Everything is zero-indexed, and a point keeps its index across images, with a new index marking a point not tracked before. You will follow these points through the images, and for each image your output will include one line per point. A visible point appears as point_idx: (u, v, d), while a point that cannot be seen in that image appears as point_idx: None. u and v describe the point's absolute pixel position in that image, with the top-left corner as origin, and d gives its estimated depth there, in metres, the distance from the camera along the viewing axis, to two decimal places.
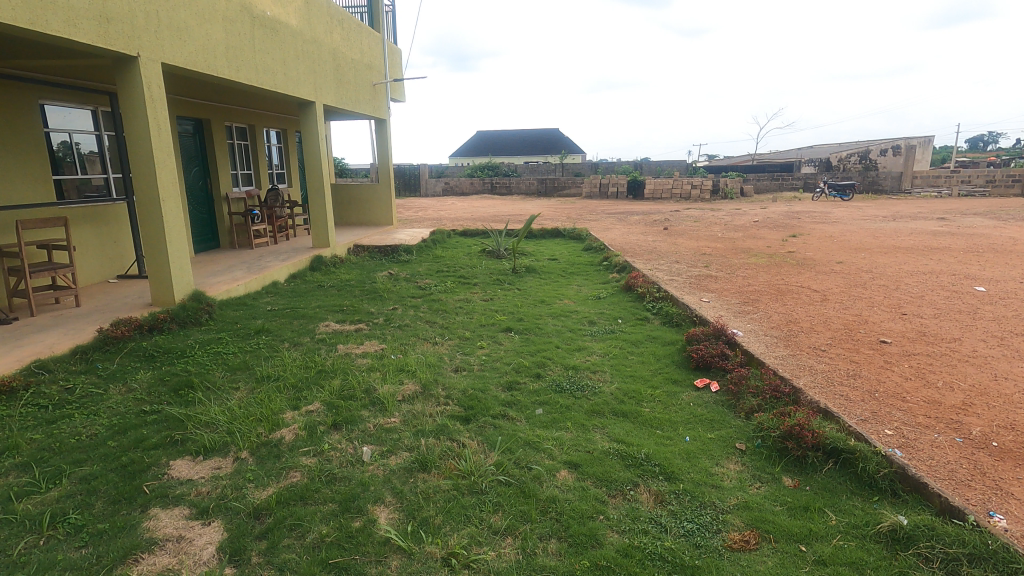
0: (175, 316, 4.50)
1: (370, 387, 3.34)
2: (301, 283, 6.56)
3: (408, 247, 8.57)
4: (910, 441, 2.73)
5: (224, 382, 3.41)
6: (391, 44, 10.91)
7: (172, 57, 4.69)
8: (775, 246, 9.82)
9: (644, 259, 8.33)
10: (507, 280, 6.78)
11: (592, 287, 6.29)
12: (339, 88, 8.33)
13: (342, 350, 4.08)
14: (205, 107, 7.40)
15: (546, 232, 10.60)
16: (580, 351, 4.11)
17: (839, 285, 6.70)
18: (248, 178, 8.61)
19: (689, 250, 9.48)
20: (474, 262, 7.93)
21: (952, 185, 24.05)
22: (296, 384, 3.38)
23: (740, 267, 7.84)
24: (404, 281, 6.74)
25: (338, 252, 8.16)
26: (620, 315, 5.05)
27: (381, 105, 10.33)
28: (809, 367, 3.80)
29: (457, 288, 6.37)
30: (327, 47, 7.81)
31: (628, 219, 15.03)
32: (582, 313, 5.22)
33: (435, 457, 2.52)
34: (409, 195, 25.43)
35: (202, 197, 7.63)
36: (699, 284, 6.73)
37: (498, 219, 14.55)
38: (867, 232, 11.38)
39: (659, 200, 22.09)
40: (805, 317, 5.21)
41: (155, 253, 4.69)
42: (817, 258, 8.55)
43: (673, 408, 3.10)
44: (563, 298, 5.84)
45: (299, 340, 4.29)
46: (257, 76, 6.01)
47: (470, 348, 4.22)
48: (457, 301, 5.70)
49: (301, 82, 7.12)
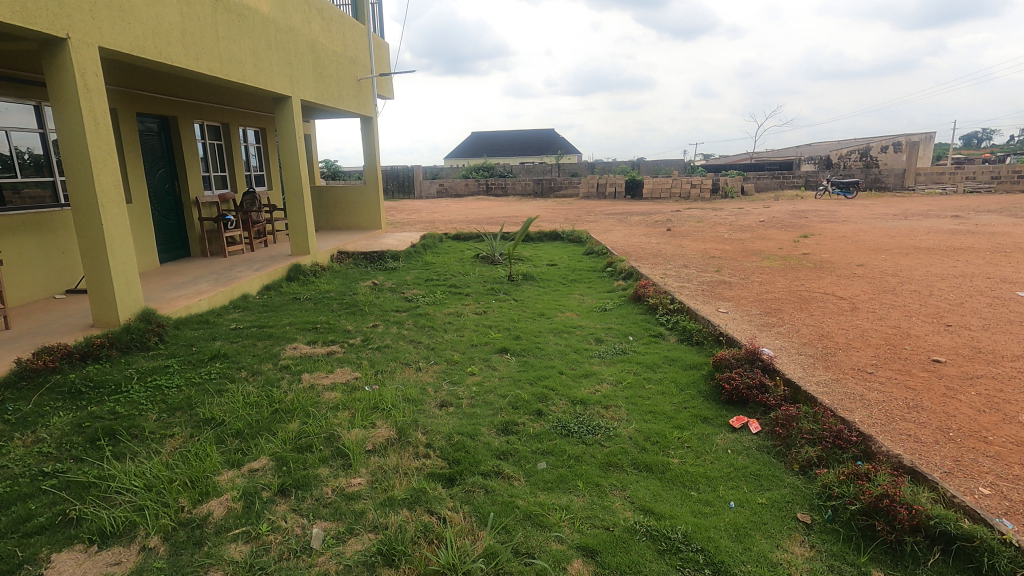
0: (116, 341, 3.88)
1: (333, 433, 2.72)
2: (275, 295, 5.94)
3: (396, 253, 7.96)
4: (1018, 506, 2.13)
5: (156, 428, 2.79)
6: (378, 37, 10.29)
7: (112, 40, 4.06)
8: (787, 248, 9.26)
9: (650, 263, 7.76)
10: (502, 289, 6.18)
11: (596, 297, 5.69)
12: (318, 82, 7.71)
13: (307, 381, 3.46)
14: (171, 103, 6.77)
15: (544, 235, 10.01)
16: (589, 378, 3.50)
17: (866, 291, 6.12)
18: (222, 181, 7.99)
19: (696, 252, 8.91)
20: (467, 269, 7.32)
21: (957, 181, 23.61)
22: (243, 429, 2.75)
23: (755, 272, 7.26)
24: (389, 291, 6.12)
25: (320, 260, 7.54)
26: (631, 331, 4.45)
27: (367, 101, 9.71)
28: (861, 397, 3.19)
29: (447, 299, 5.76)
30: (304, 37, 7.19)
31: (629, 219, 14.47)
32: (587, 328, 4.61)
33: (406, 544, 1.91)
34: (404, 197, 24.86)
35: (169, 202, 7.00)
36: (713, 292, 6.14)
37: (492, 221, 13.96)
38: (882, 231, 10.84)
39: (658, 200, 21.57)
40: (838, 331, 4.62)
41: (95, 267, 4.06)
42: (834, 260, 7.99)
43: (707, 458, 2.50)
44: (565, 310, 5.23)
45: (258, 368, 3.68)
46: (220, 66, 5.40)
47: (458, 376, 3.60)
48: (447, 315, 5.09)
49: (275, 75, 6.51)
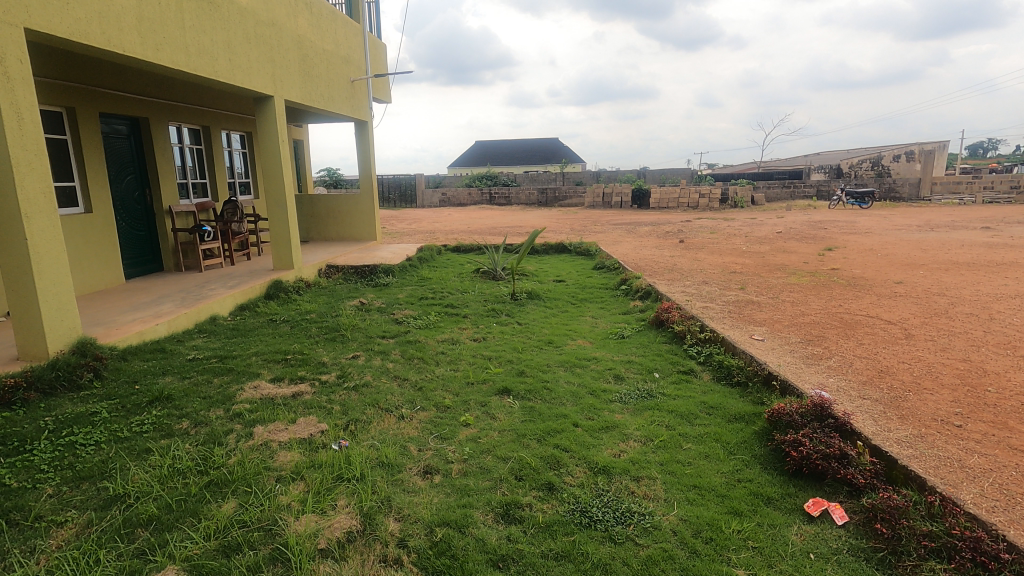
0: (38, 381, 3.23)
1: (276, 522, 2.04)
2: (248, 317, 5.29)
3: (389, 267, 7.30)
4: None
5: (44, 511, 2.11)
6: (374, 37, 9.70)
7: (43, 23, 3.43)
8: (813, 262, 8.57)
9: (666, 279, 7.09)
10: (504, 310, 5.51)
11: (611, 320, 5.02)
12: (306, 82, 7.09)
13: (260, 435, 2.78)
14: (141, 103, 6.18)
15: (550, 248, 9.35)
16: (610, 433, 2.81)
17: (915, 313, 5.41)
18: (201, 188, 7.37)
19: (715, 267, 8.23)
20: (466, 285, 6.66)
21: (975, 192, 22.94)
22: (157, 516, 2.07)
23: (783, 290, 6.57)
24: (377, 312, 5.46)
25: (305, 275, 6.88)
26: (656, 367, 3.76)
27: (362, 104, 9.09)
28: (962, 466, 2.49)
29: (442, 323, 5.10)
30: (289, 32, 6.58)
31: (637, 230, 13.85)
32: (604, 361, 3.93)
33: None
34: (405, 206, 24.33)
35: (138, 211, 6.37)
36: (742, 314, 5.46)
37: (495, 231, 13.32)
38: (911, 243, 10.15)
39: (666, 210, 20.97)
40: (899, 365, 3.93)
41: (18, 289, 3.41)
42: (868, 277, 7.30)
43: (785, 569, 1.81)
44: (576, 337, 4.55)
45: (205, 416, 3.00)
46: (187, 58, 4.78)
47: (448, 428, 2.91)
48: (440, 343, 4.42)
49: (255, 72, 5.90)
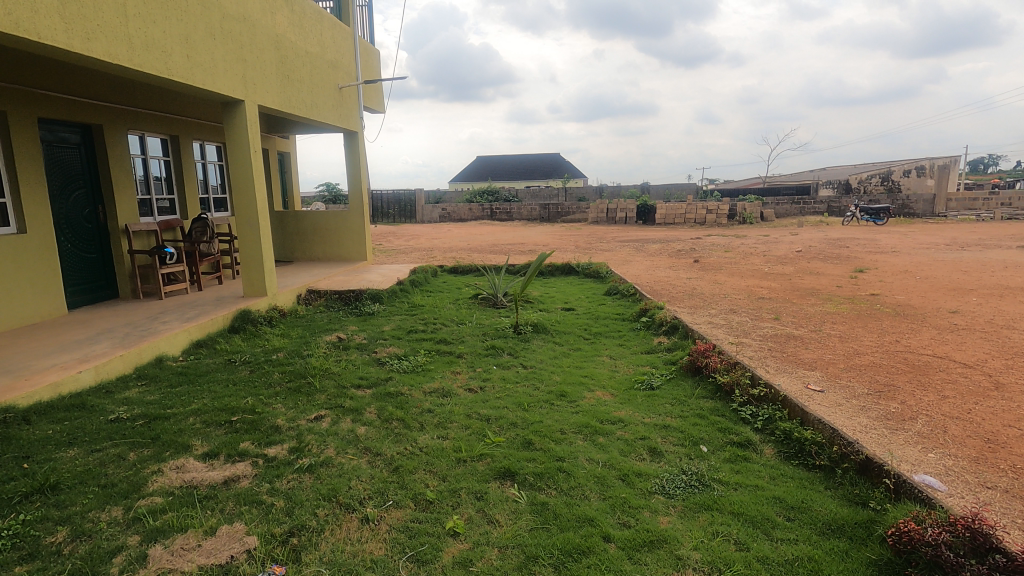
0: None
1: None
2: (204, 357, 4.47)
3: (376, 293, 6.50)
4: None
5: None
6: (366, 42, 9.01)
7: None
8: (847, 285, 7.78)
9: (687, 307, 6.31)
10: (507, 347, 4.71)
11: (633, 364, 4.21)
12: (284, 86, 6.34)
13: (155, 562, 1.94)
14: (94, 109, 5.45)
15: (557, 269, 8.57)
16: (657, 555, 1.98)
17: (990, 353, 4.59)
18: (167, 205, 6.61)
19: (739, 292, 7.42)
20: (462, 315, 5.86)
21: (991, 208, 22.23)
22: None
23: (824, 321, 5.77)
24: (356, 350, 4.65)
25: (280, 303, 6.08)
26: (701, 434, 2.94)
27: (352, 113, 8.37)
28: None
29: (432, 364, 4.29)
30: (264, 29, 5.85)
31: (646, 248, 13.07)
32: (633, 426, 3.08)
33: None
34: (405, 221, 23.67)
35: (89, 230, 5.60)
36: (785, 353, 4.64)
37: (497, 249, 12.57)
38: (947, 264, 9.35)
39: (673, 226, 20.28)
40: (1007, 430, 3.10)
41: None
42: (916, 304, 6.49)
43: None
44: (594, 387, 3.74)
45: (93, 523, 2.16)
46: (131, 53, 4.04)
47: (428, 543, 2.08)
48: (427, 395, 3.61)
49: (221, 73, 5.15)
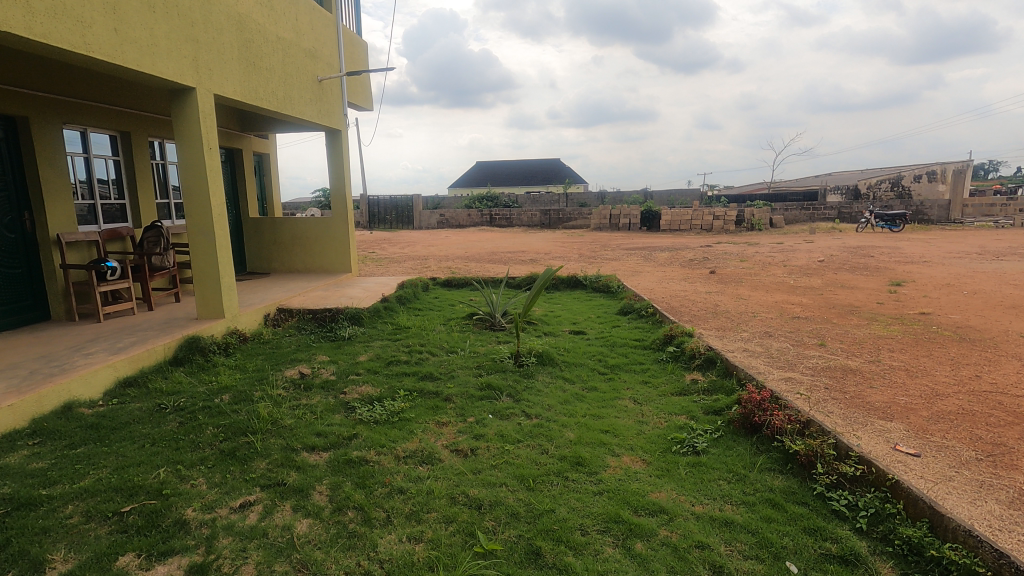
0: None
1: None
2: (130, 401, 3.60)
3: (355, 313, 5.63)
4: None
5: None
6: (351, 32, 8.20)
7: None
8: (888, 301, 6.90)
9: (716, 330, 5.44)
10: (506, 384, 3.83)
11: (667, 412, 3.33)
12: (250, 73, 5.49)
13: None
14: (18, 97, 4.57)
15: (561, 283, 7.70)
16: None
17: None
18: (114, 211, 5.75)
19: (768, 310, 6.55)
20: (454, 341, 4.98)
21: (1009, 215, 21.39)
22: None
23: (879, 348, 4.90)
24: (321, 390, 3.78)
25: (240, 326, 5.20)
26: (784, 539, 2.07)
27: (335, 109, 7.52)
28: None
29: (411, 411, 3.42)
30: (222, 5, 5.00)
31: (655, 257, 12.23)
32: (682, 521, 2.21)
33: None
34: (401, 227, 22.85)
35: (12, 241, 4.72)
36: (850, 394, 3.76)
37: (497, 258, 11.73)
38: (991, 276, 8.48)
39: (679, 233, 19.45)
40: None
41: None
42: (978, 326, 5.62)
43: None
44: (620, 449, 2.87)
45: None
46: (30, 19, 3.19)
47: None
48: (399, 462, 2.74)
49: (164, 53, 4.30)
